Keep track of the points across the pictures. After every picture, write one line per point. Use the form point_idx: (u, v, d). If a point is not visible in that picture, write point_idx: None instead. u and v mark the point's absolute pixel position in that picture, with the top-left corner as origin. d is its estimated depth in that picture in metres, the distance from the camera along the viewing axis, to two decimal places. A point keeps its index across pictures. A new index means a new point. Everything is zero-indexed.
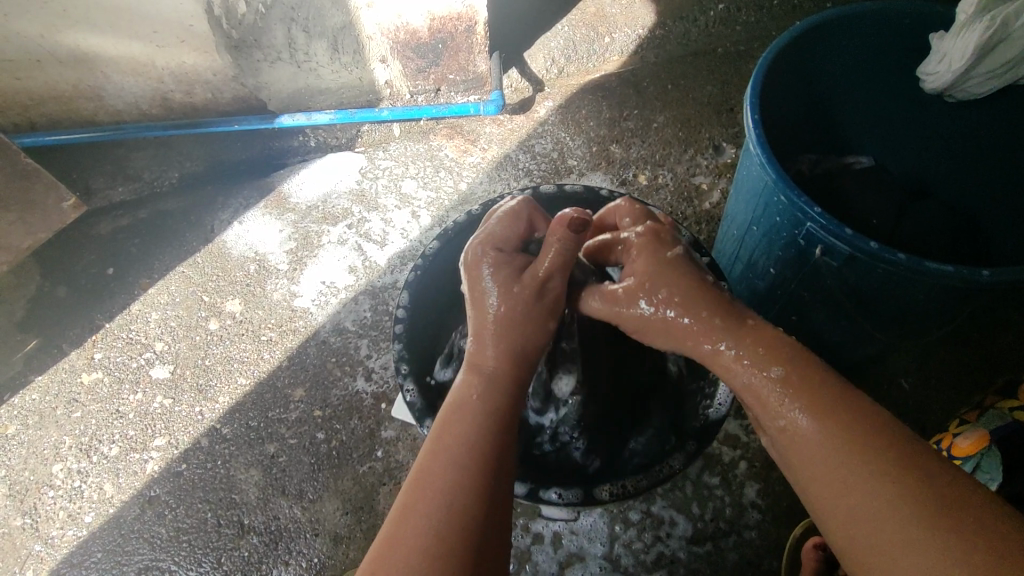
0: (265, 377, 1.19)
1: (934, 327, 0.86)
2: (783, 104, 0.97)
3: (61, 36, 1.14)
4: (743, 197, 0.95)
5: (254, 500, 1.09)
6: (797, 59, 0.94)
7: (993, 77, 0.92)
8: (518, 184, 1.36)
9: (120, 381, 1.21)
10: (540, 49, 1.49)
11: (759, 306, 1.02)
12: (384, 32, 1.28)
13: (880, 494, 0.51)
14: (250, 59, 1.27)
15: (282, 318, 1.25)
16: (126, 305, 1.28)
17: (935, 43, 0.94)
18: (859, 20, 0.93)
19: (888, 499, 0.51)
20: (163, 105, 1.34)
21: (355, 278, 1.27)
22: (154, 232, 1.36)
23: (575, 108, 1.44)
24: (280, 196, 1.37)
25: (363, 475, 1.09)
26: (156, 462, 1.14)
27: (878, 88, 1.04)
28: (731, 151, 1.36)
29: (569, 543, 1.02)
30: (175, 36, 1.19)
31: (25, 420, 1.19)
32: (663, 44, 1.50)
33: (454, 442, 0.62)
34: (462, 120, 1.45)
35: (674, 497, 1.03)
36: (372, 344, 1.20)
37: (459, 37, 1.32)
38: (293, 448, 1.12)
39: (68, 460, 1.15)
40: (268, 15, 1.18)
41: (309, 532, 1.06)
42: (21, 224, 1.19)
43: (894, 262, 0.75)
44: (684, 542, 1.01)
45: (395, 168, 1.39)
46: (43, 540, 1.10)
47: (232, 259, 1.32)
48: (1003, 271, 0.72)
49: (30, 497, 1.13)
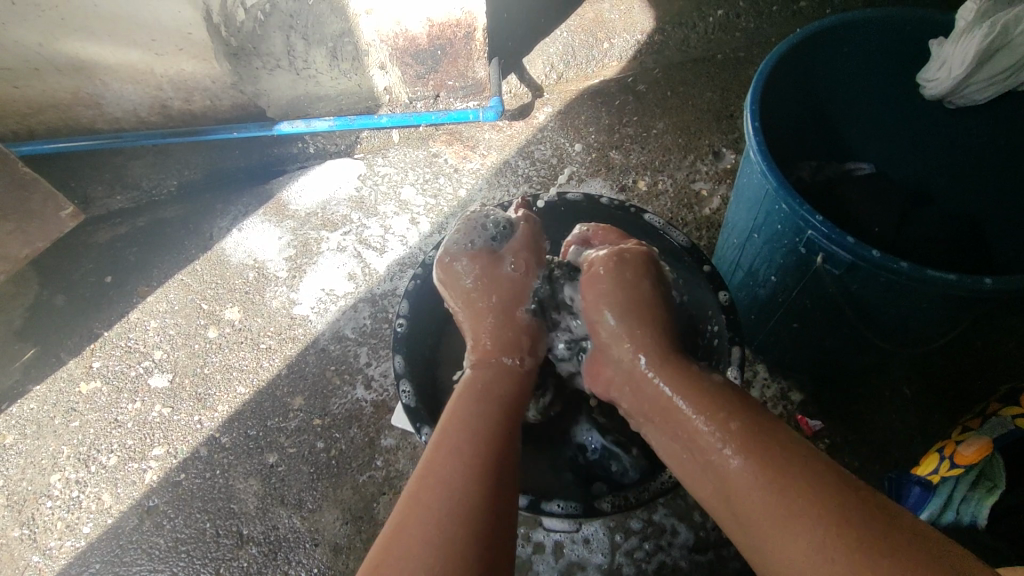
0: (265, 386, 1.18)
1: (937, 334, 0.86)
2: (782, 111, 0.97)
3: (60, 44, 1.14)
4: (744, 205, 0.94)
5: (254, 510, 1.08)
6: (796, 65, 0.93)
7: (994, 83, 0.92)
8: (518, 191, 1.35)
9: (119, 390, 1.21)
10: (539, 55, 1.49)
11: (758, 315, 1.02)
12: (383, 38, 1.27)
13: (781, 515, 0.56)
14: (249, 66, 1.27)
15: (281, 326, 1.24)
16: (125, 314, 1.28)
17: (935, 51, 0.94)
18: (858, 27, 0.93)
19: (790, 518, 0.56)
20: (162, 113, 1.34)
21: (355, 286, 1.26)
22: (153, 239, 1.35)
23: (574, 115, 1.44)
24: (280, 203, 1.37)
25: (362, 484, 1.09)
26: (155, 471, 1.13)
27: (879, 95, 1.04)
28: (731, 157, 1.36)
29: (569, 552, 1.01)
30: (173, 43, 1.19)
31: (23, 429, 1.19)
32: (662, 49, 1.50)
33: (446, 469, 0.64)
34: (461, 127, 1.45)
35: (676, 506, 1.03)
36: (371, 351, 1.20)
37: (458, 43, 1.32)
38: (293, 458, 1.12)
39: (67, 470, 1.15)
40: (267, 23, 1.18)
41: (309, 542, 1.05)
42: (19, 233, 1.19)
43: (896, 272, 0.74)
44: (686, 551, 1.00)
45: (395, 175, 1.39)
46: (42, 550, 1.09)
47: (232, 267, 1.31)
48: (1006, 279, 0.72)
49: (29, 507, 1.12)
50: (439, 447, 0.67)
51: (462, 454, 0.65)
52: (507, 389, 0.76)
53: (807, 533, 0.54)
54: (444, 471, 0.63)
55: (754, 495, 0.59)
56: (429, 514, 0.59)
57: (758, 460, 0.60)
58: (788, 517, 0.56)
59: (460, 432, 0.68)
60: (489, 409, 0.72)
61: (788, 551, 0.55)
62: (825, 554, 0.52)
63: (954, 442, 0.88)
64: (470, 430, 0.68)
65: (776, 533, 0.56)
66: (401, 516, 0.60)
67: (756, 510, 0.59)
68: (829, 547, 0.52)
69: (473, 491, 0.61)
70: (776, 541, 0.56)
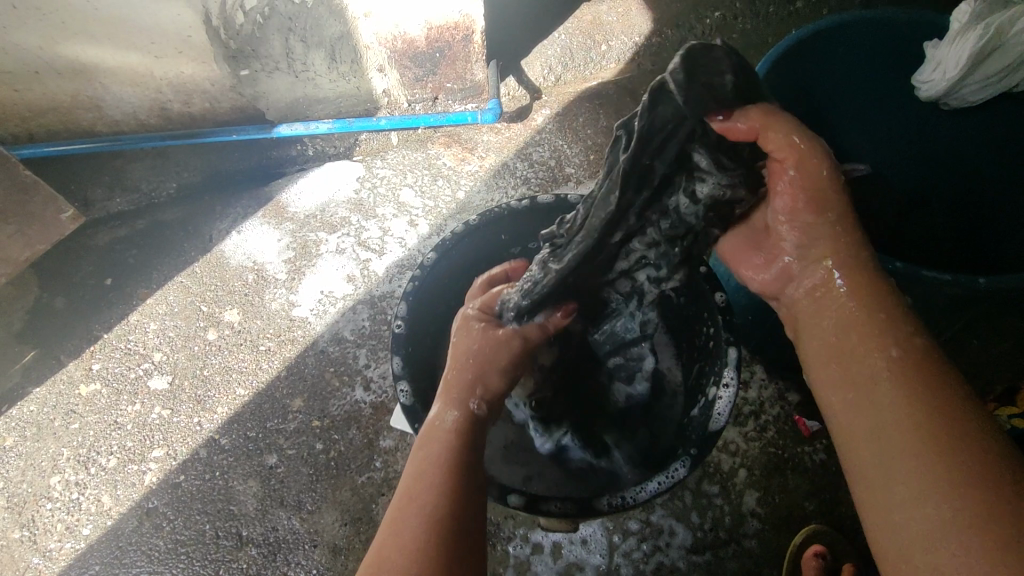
0: (264, 387, 1.19)
1: (933, 332, 0.87)
2: (778, 113, 0.98)
3: (60, 48, 1.14)
4: None
5: (253, 511, 1.09)
6: (792, 66, 0.94)
7: (987, 85, 0.93)
8: (516, 193, 1.36)
9: (118, 392, 1.21)
10: (537, 57, 1.50)
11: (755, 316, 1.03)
12: (382, 41, 1.27)
13: (904, 445, 0.52)
14: (248, 69, 1.28)
15: (280, 328, 1.25)
16: (125, 316, 1.28)
17: (930, 52, 0.95)
18: (853, 28, 0.94)
19: (915, 459, 0.51)
20: (162, 115, 1.34)
21: (353, 287, 1.27)
22: (152, 241, 1.36)
23: (572, 116, 1.44)
24: (279, 205, 1.38)
25: (361, 485, 1.09)
26: (154, 473, 1.13)
27: (875, 97, 1.05)
28: None
29: (567, 553, 1.02)
30: (173, 47, 1.19)
31: (23, 432, 1.19)
32: (660, 51, 1.51)
33: (428, 473, 0.65)
34: (460, 129, 1.45)
35: (674, 506, 1.03)
36: (371, 353, 1.20)
37: (457, 46, 1.32)
38: (292, 459, 1.12)
39: (66, 471, 1.15)
40: (266, 25, 1.18)
41: (308, 543, 1.06)
42: (19, 235, 1.19)
43: (891, 271, 0.75)
44: (683, 552, 1.00)
45: (394, 177, 1.40)
46: (42, 552, 1.09)
47: (231, 269, 1.32)
48: (1000, 277, 0.72)
49: (28, 509, 1.12)
50: (418, 462, 0.67)
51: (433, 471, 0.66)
52: (476, 434, 0.71)
53: (923, 473, 0.50)
54: (421, 497, 0.62)
55: (886, 421, 0.54)
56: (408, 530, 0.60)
57: (908, 383, 0.55)
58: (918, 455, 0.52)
59: (433, 436, 0.70)
60: (464, 444, 0.69)
61: (897, 475, 0.52)
62: (935, 502, 0.49)
63: None
64: (442, 451, 0.67)
65: (891, 462, 0.52)
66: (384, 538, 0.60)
67: (882, 435, 0.54)
68: (952, 506, 0.48)
69: (439, 491, 0.62)
70: (882, 467, 0.53)
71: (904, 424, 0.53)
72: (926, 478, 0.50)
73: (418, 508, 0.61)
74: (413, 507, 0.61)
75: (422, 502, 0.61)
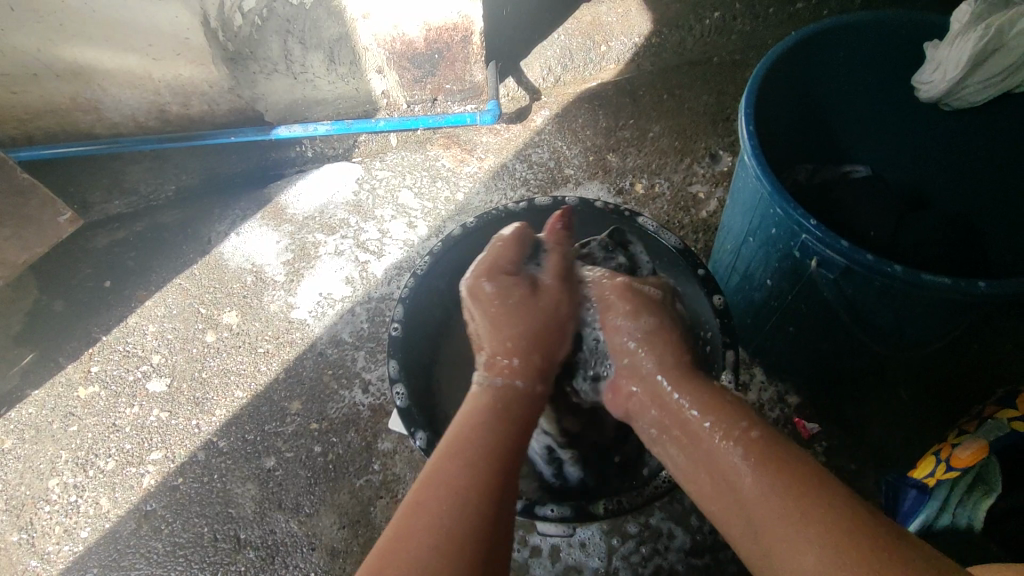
0: (262, 390, 1.19)
1: (932, 337, 0.86)
2: (776, 116, 0.97)
3: (58, 50, 1.14)
4: (739, 209, 0.94)
5: (251, 514, 1.09)
6: (792, 68, 0.94)
7: (988, 86, 0.92)
8: (515, 194, 1.35)
9: (117, 395, 1.21)
10: (537, 58, 1.49)
11: (754, 318, 1.03)
12: (380, 43, 1.27)
13: (783, 508, 0.55)
14: (246, 71, 1.27)
15: (278, 330, 1.24)
16: (123, 319, 1.28)
17: (931, 53, 0.94)
18: (854, 29, 0.93)
19: (797, 525, 0.54)
20: (160, 117, 1.34)
21: (352, 289, 1.27)
22: (151, 244, 1.36)
23: (571, 117, 1.44)
24: (277, 207, 1.37)
25: (359, 488, 1.09)
26: (152, 476, 1.13)
27: (874, 99, 1.04)
28: (729, 159, 1.36)
29: (566, 556, 1.01)
30: (170, 48, 1.19)
31: (22, 434, 1.19)
32: (659, 52, 1.50)
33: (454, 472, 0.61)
34: (459, 130, 1.45)
35: (672, 509, 1.03)
36: (369, 355, 1.20)
37: (455, 47, 1.32)
38: (290, 462, 1.12)
39: (65, 474, 1.15)
40: (264, 27, 1.18)
41: (306, 546, 1.06)
42: (17, 239, 1.19)
43: (890, 275, 0.74)
44: (682, 555, 1.00)
45: (392, 179, 1.39)
46: (40, 555, 1.09)
47: (229, 271, 1.31)
48: (1001, 282, 0.71)
49: (27, 511, 1.12)
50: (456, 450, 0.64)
51: (492, 485, 0.61)
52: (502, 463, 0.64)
53: (804, 534, 0.53)
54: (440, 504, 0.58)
55: (760, 492, 0.57)
56: (434, 526, 0.56)
57: (765, 459, 0.59)
58: (771, 485, 0.57)
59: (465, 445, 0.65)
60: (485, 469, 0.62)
61: (783, 554, 0.53)
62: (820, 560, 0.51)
63: (951, 446, 0.88)
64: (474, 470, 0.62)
65: (773, 532, 0.55)
66: (400, 529, 0.57)
67: (757, 504, 0.57)
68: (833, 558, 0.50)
69: (468, 512, 0.58)
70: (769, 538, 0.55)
71: (772, 488, 0.57)
72: (815, 544, 0.52)
73: (443, 504, 0.58)
74: (431, 513, 0.57)
75: (447, 510, 0.57)
